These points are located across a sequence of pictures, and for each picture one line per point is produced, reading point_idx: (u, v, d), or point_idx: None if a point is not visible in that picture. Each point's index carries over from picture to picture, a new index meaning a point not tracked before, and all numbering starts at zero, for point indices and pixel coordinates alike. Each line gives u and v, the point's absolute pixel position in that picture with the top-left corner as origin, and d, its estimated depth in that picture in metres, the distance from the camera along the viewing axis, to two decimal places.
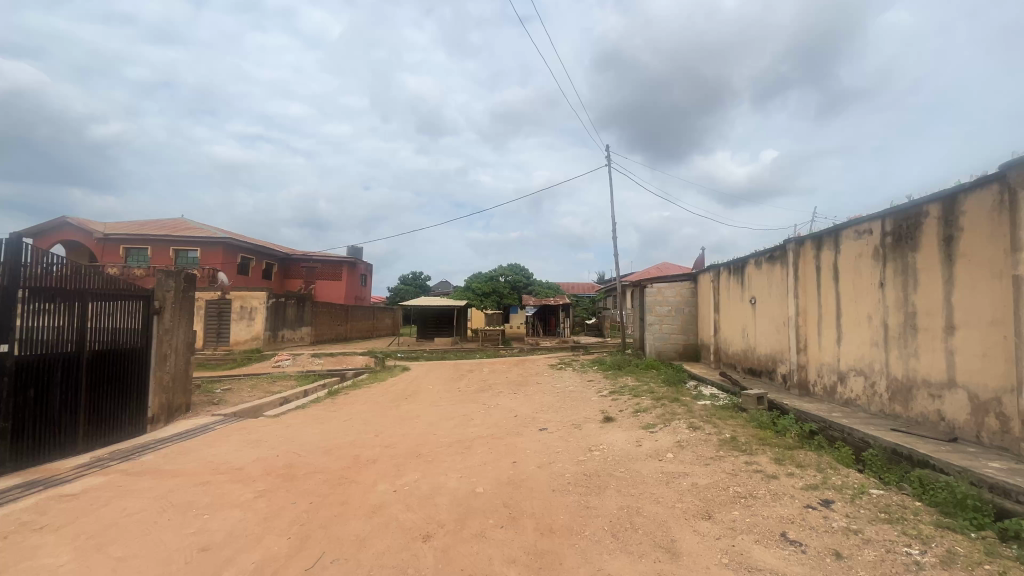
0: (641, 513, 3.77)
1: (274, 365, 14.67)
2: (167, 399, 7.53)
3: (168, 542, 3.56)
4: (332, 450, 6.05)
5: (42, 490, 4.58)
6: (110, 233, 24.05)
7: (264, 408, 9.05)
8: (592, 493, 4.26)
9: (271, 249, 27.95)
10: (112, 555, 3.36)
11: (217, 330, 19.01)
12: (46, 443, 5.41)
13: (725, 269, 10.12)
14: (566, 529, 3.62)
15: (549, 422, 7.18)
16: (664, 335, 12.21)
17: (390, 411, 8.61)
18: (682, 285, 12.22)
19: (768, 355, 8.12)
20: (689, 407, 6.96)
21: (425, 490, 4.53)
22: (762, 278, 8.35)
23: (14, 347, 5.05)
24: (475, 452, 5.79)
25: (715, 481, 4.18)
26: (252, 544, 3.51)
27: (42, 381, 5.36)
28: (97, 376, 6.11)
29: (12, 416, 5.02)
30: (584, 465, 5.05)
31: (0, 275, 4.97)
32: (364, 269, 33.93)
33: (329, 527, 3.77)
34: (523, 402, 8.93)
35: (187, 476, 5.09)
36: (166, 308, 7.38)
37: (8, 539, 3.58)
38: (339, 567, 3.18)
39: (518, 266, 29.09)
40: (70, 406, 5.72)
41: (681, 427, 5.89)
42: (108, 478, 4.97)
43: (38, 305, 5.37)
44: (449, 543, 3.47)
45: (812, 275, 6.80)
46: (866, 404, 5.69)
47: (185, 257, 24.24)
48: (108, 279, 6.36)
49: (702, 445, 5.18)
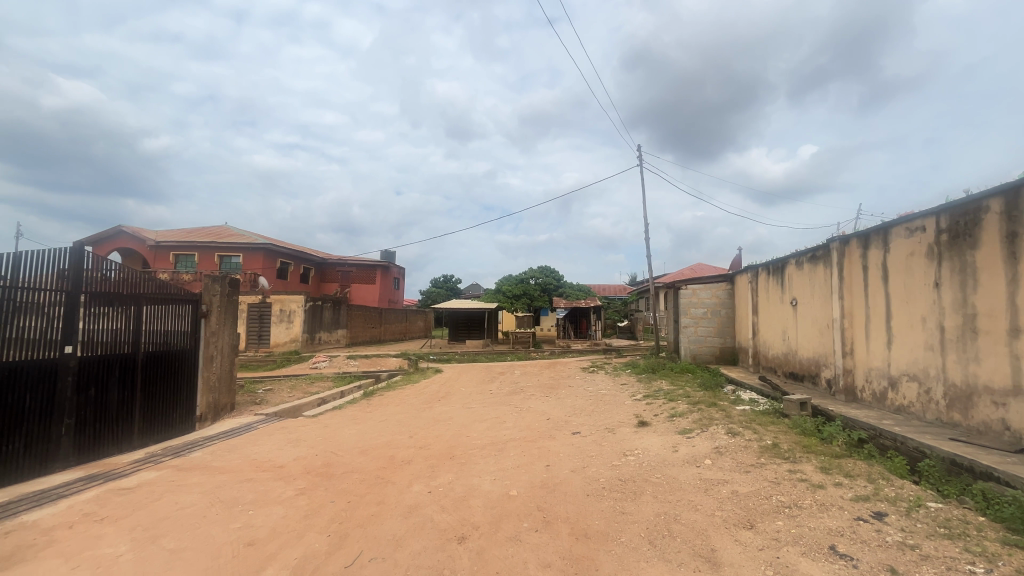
0: (679, 520, 3.68)
1: (313, 365, 15.19)
2: (214, 399, 7.88)
3: (216, 536, 3.72)
4: (368, 450, 6.19)
5: (102, 484, 4.87)
6: (160, 240, 25.30)
7: (303, 408, 9.34)
8: (628, 499, 4.19)
9: (308, 254, 28.93)
10: (166, 547, 3.53)
11: (259, 333, 19.79)
12: (105, 439, 5.74)
13: (763, 269, 9.78)
14: (602, 534, 3.58)
15: (582, 426, 7.11)
16: (700, 338, 11.91)
17: (424, 413, 8.73)
18: (718, 287, 11.87)
19: (811, 360, 7.79)
20: (727, 412, 6.75)
21: (460, 492, 4.58)
22: (804, 278, 8.03)
23: (77, 348, 5.39)
24: (508, 455, 5.80)
25: (756, 489, 4.04)
26: (294, 541, 3.62)
27: (102, 380, 5.70)
28: (150, 377, 6.45)
29: (76, 413, 5.36)
30: (619, 470, 4.98)
31: (65, 281, 5.31)
32: (397, 273, 34.68)
33: (367, 527, 3.82)
34: (555, 405, 8.90)
35: (233, 473, 5.31)
36: (213, 311, 7.73)
37: (73, 529, 3.82)
38: (376, 566, 3.24)
39: (548, 268, 28.87)
40: (126, 404, 6.06)
41: (720, 433, 5.72)
42: (161, 474, 5.24)
43: (97, 309, 5.70)
44: (484, 545, 3.48)
45: (859, 275, 6.49)
46: (920, 412, 5.38)
47: (229, 263, 25.32)
48: (160, 285, 6.71)
49: (742, 451, 5.02)
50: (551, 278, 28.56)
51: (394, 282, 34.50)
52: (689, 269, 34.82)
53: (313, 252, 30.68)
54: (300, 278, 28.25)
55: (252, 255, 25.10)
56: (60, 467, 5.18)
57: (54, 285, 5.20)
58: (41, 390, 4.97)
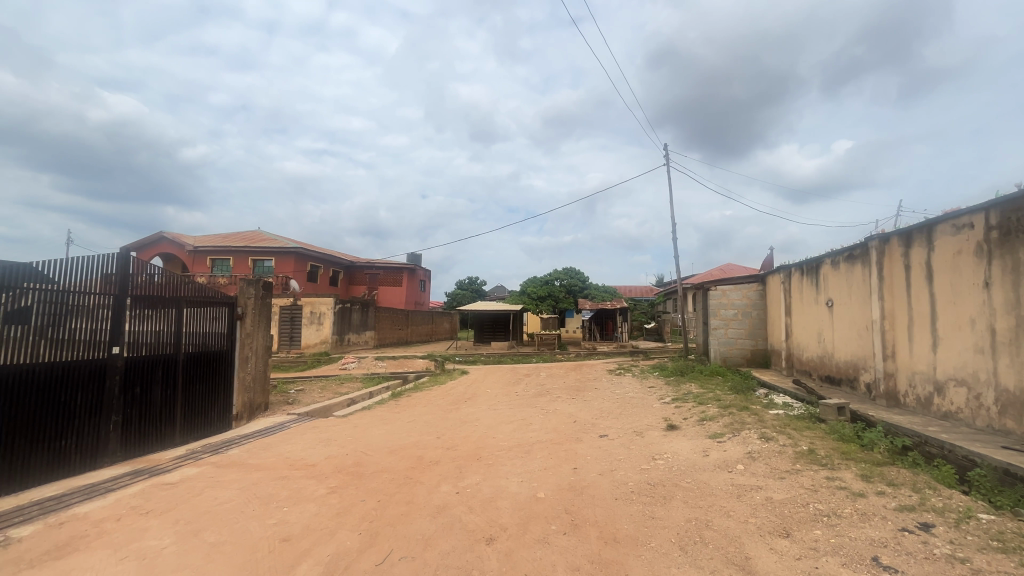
0: (710, 526, 3.61)
1: (342, 366, 15.52)
2: (249, 398, 8.14)
3: (253, 531, 3.84)
4: (397, 450, 6.29)
5: (147, 478, 5.10)
6: (198, 245, 26.30)
7: (333, 408, 9.55)
8: (657, 504, 4.12)
9: (337, 257, 29.62)
10: (206, 540, 3.67)
11: (291, 334, 20.38)
12: (148, 436, 6.01)
13: (797, 269, 9.48)
14: (631, 539, 3.53)
15: (610, 429, 7.03)
16: (730, 340, 11.63)
17: (451, 414, 8.80)
18: (749, 288, 11.56)
19: (848, 363, 7.51)
20: (760, 416, 6.57)
21: (487, 493, 4.59)
22: (840, 278, 7.76)
23: (124, 349, 5.66)
24: (535, 457, 5.79)
25: (792, 496, 3.92)
26: (327, 538, 3.70)
27: (146, 380, 5.97)
28: (190, 377, 6.73)
29: (122, 411, 5.63)
30: (648, 474, 4.90)
31: (111, 285, 5.56)
32: (423, 275, 35.10)
33: (396, 527, 3.88)
34: (581, 408, 8.83)
35: (268, 470, 5.47)
36: (248, 314, 8.00)
37: (120, 521, 4.00)
38: (406, 564, 3.28)
39: (573, 271, 28.67)
40: (169, 403, 6.34)
41: (752, 437, 5.58)
42: (201, 470, 5.44)
43: (141, 311, 5.96)
44: (512, 547, 3.48)
45: (900, 274, 6.23)
46: (969, 418, 5.11)
47: (262, 266, 26.14)
48: (198, 288, 6.97)
49: (776, 456, 4.87)
50: (576, 279, 28.35)
51: (420, 284, 34.90)
52: (717, 270, 34.31)
53: (342, 256, 31.36)
54: (329, 281, 28.92)
55: (283, 259, 25.87)
56: (108, 462, 5.45)
57: (101, 289, 5.46)
58: (90, 389, 5.25)
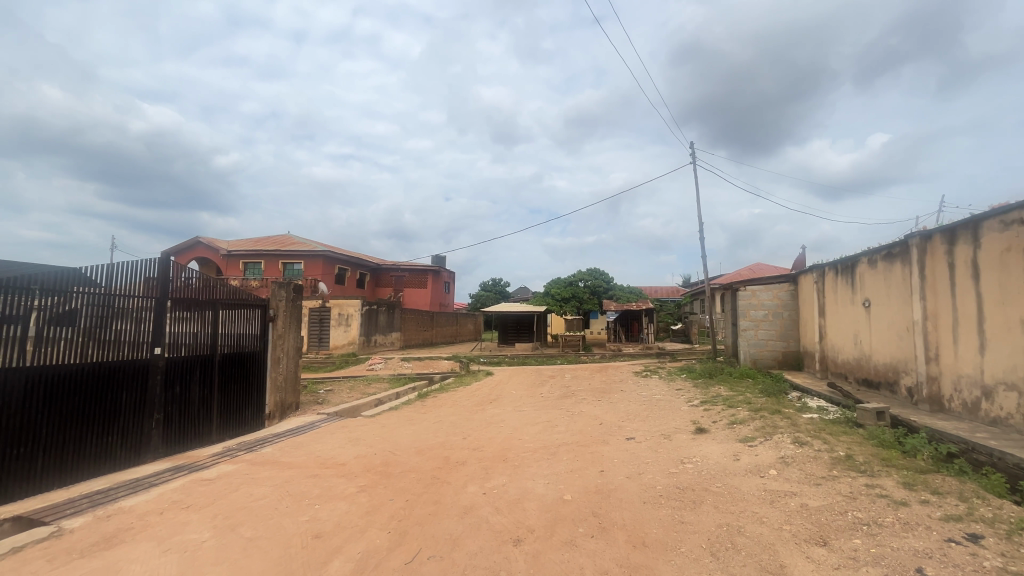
0: (742, 532, 3.52)
1: (369, 367, 15.83)
2: (281, 398, 8.37)
3: (287, 527, 3.95)
4: (424, 450, 6.37)
5: (186, 474, 5.30)
6: (232, 249, 27.19)
7: (362, 408, 9.73)
8: (686, 508, 4.05)
9: (363, 260, 30.19)
10: (243, 535, 3.80)
11: (319, 336, 20.89)
12: (188, 433, 6.26)
13: (831, 268, 9.16)
14: (660, 543, 3.48)
15: (636, 432, 6.95)
16: (760, 341, 11.34)
17: (476, 415, 8.86)
18: (781, 288, 11.23)
19: (888, 366, 7.21)
20: (793, 420, 6.38)
21: (514, 494, 4.61)
22: (878, 277, 7.47)
23: (164, 350, 5.90)
24: (561, 459, 5.77)
25: (828, 504, 3.79)
26: (357, 535, 3.78)
27: (185, 379, 6.22)
28: (225, 376, 6.97)
29: (163, 408, 5.88)
30: (676, 478, 4.82)
31: (153, 289, 5.79)
32: (448, 277, 35.45)
33: (425, 526, 3.93)
34: (607, 409, 8.76)
35: (299, 468, 5.62)
36: (279, 316, 8.22)
37: (163, 515, 4.17)
38: (435, 564, 3.31)
39: (598, 271, 28.39)
40: (206, 401, 6.59)
41: (785, 442, 5.42)
42: (236, 467, 5.63)
43: (179, 313, 6.20)
44: (540, 549, 3.48)
45: (944, 273, 5.96)
46: (1020, 425, 4.84)
47: (292, 270, 26.86)
48: (233, 291, 7.21)
49: (811, 462, 4.72)
50: (600, 280, 28.13)
51: (445, 285, 35.21)
52: (747, 269, 33.43)
53: (368, 258, 31.89)
54: (357, 283, 29.48)
55: (312, 262, 26.51)
56: (151, 458, 5.69)
57: (143, 292, 5.69)
58: (134, 387, 5.50)
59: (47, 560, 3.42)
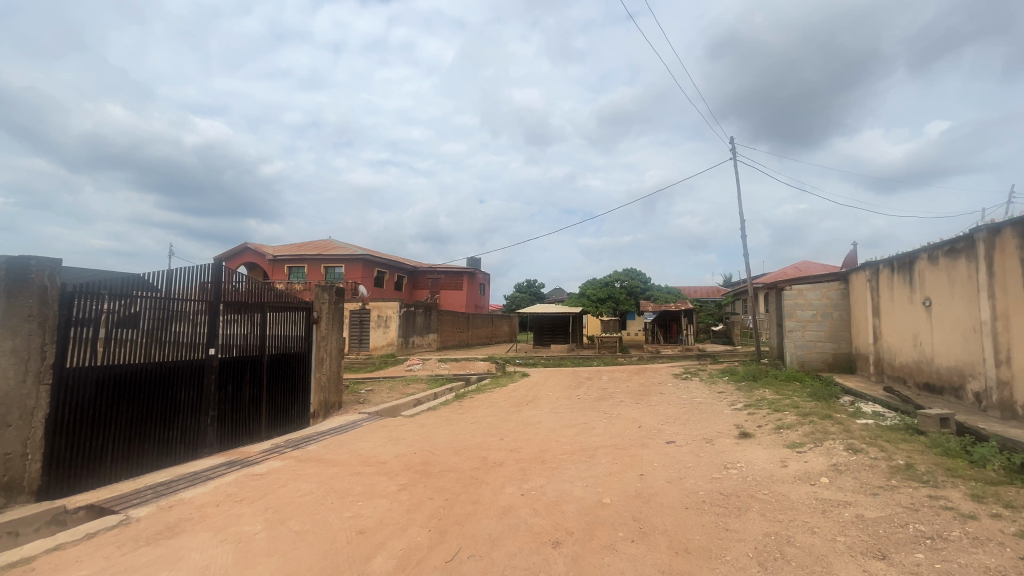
0: (792, 542, 3.38)
1: (407, 368, 16.19)
2: (325, 398, 8.68)
3: (332, 523, 4.08)
4: (462, 450, 6.45)
5: (239, 469, 5.57)
6: (277, 254, 28.41)
7: (401, 408, 9.94)
8: (731, 515, 3.92)
9: (400, 263, 30.88)
10: (292, 528, 3.96)
11: (360, 337, 21.52)
12: (239, 430, 6.59)
13: (886, 265, 8.66)
14: (704, 550, 3.38)
15: (677, 435, 6.79)
16: (808, 343, 10.84)
17: (513, 416, 8.91)
18: (830, 287, 10.70)
19: (952, 370, 6.75)
20: (846, 426, 6.05)
21: (553, 496, 4.60)
22: (939, 274, 7.01)
23: (217, 351, 6.24)
24: (599, 461, 5.71)
25: (887, 516, 3.58)
26: (399, 532, 3.87)
27: (237, 378, 6.56)
28: (273, 376, 7.30)
29: (218, 406, 6.21)
30: (720, 483, 4.67)
31: (207, 294, 6.14)
32: (483, 279, 35.77)
33: (464, 525, 3.98)
34: (646, 412, 8.60)
35: (343, 465, 5.80)
36: (323, 318, 8.53)
37: (218, 507, 4.40)
38: (474, 564, 3.34)
39: (634, 271, 28.06)
40: (256, 400, 6.91)
41: (837, 448, 5.16)
42: (285, 463, 5.87)
43: (230, 316, 6.52)
44: (580, 552, 3.46)
45: (1014, 269, 5.54)
46: None
47: (333, 273, 27.78)
48: (281, 294, 7.53)
49: (867, 471, 4.47)
50: (636, 280, 27.75)
51: (480, 287, 35.52)
52: (793, 268, 32.04)
53: (404, 261, 32.56)
54: (394, 285, 30.16)
55: (352, 266, 27.33)
56: (207, 452, 6.03)
57: (198, 296, 6.02)
58: (192, 386, 5.84)
59: (117, 546, 3.67)
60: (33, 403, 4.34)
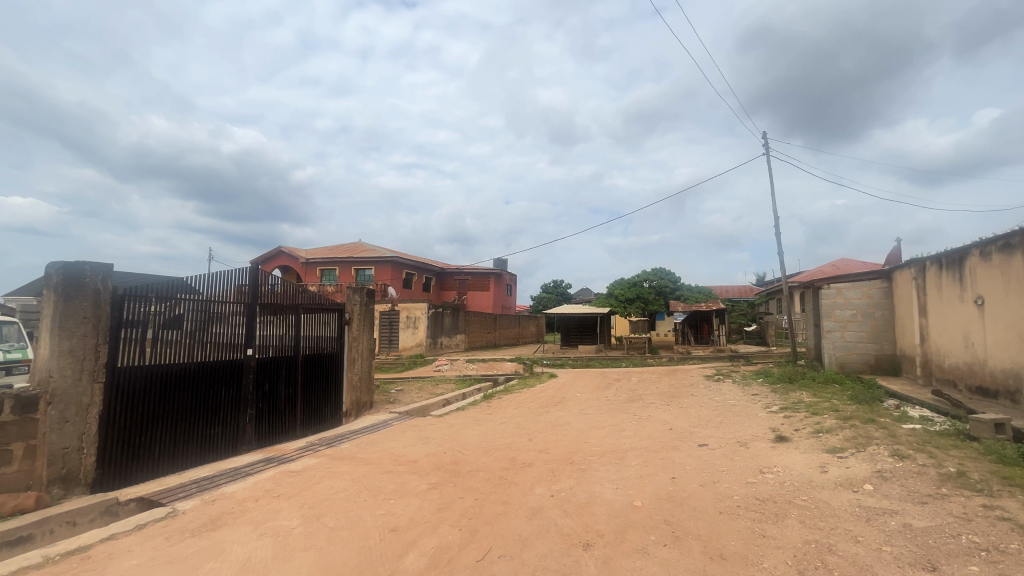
0: (834, 551, 3.26)
1: (436, 369, 16.39)
2: (356, 397, 8.86)
3: (365, 520, 4.16)
4: (491, 451, 6.48)
5: (276, 466, 5.76)
6: (310, 257, 29.25)
7: (431, 408, 10.06)
8: (768, 521, 3.80)
9: (428, 265, 31.29)
10: (327, 525, 4.06)
11: (389, 337, 21.91)
12: (276, 427, 6.81)
13: (933, 262, 8.25)
14: (740, 557, 3.30)
15: (709, 438, 6.64)
16: (848, 344, 10.41)
17: (541, 417, 8.89)
18: (871, 285, 10.26)
19: (1008, 372, 6.37)
20: (891, 431, 5.78)
21: (583, 498, 4.57)
22: (992, 271, 6.63)
23: (255, 351, 6.47)
24: (629, 463, 5.64)
25: (937, 525, 3.40)
26: (431, 531, 3.92)
27: (273, 377, 6.79)
28: (307, 375, 7.51)
29: (256, 404, 6.44)
30: (755, 488, 4.54)
31: (245, 296, 6.37)
32: (510, 280, 35.88)
33: (494, 525, 4.00)
34: (677, 414, 8.45)
35: (375, 464, 5.92)
36: (354, 319, 8.73)
37: (258, 502, 4.56)
38: (506, 564, 3.35)
39: (662, 271, 27.68)
40: (291, 398, 7.13)
41: (882, 454, 4.94)
42: (319, 461, 6.04)
43: (266, 318, 6.75)
44: (610, 554, 3.42)
45: None
46: None
47: (363, 275, 28.36)
48: (313, 296, 7.74)
49: (914, 478, 4.26)
50: (665, 280, 27.28)
51: (507, 288, 35.63)
52: (831, 266, 30.86)
53: (432, 263, 32.97)
54: (422, 287, 30.54)
55: (382, 268, 27.88)
56: (246, 449, 6.26)
57: (236, 298, 6.24)
58: (231, 385, 6.07)
59: (164, 537, 3.85)
60: (89, 400, 4.61)
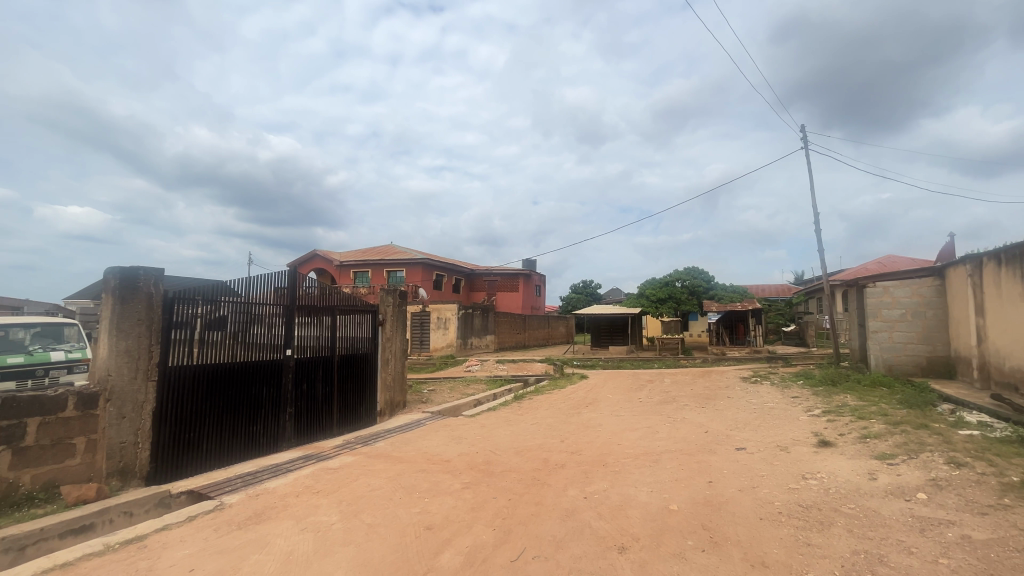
0: (884, 562, 3.11)
1: (467, 369, 16.52)
2: (390, 397, 9.03)
3: (401, 517, 4.24)
4: (523, 451, 6.47)
5: (315, 463, 5.93)
6: (344, 259, 30.01)
7: (462, 408, 10.15)
8: (813, 529, 3.66)
9: (458, 266, 31.60)
10: (365, 521, 4.16)
11: (420, 338, 22.21)
12: (314, 426, 7.03)
13: (991, 258, 7.77)
14: (783, 565, 3.19)
15: (747, 441, 6.45)
16: (897, 345, 9.92)
17: (573, 418, 8.83)
18: (922, 284, 9.74)
19: None
20: (946, 437, 5.47)
21: (617, 500, 4.51)
22: None
23: (294, 351, 6.70)
24: (664, 466, 5.54)
25: (998, 538, 3.20)
26: (465, 530, 3.95)
27: (311, 376, 7.01)
28: (343, 376, 7.72)
29: (295, 403, 6.66)
30: (798, 494, 4.38)
31: (283, 299, 6.60)
32: (539, 281, 35.86)
33: (528, 526, 4.00)
34: (713, 417, 8.23)
35: (409, 462, 6.02)
36: (387, 320, 8.90)
37: (299, 498, 4.71)
38: (541, 565, 3.35)
39: (694, 270, 27.06)
40: (328, 398, 7.33)
41: (936, 462, 4.68)
42: (355, 458, 6.18)
43: (304, 319, 6.97)
44: (647, 558, 3.38)
45: None
46: None
47: (395, 277, 28.90)
48: (348, 298, 7.95)
49: (973, 487, 4.02)
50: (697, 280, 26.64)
51: (536, 289, 35.60)
52: (876, 263, 29.39)
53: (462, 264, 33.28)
54: (452, 288, 30.88)
55: (412, 269, 28.34)
56: (286, 445, 6.48)
57: (275, 300, 6.48)
58: (272, 384, 6.31)
59: (213, 529, 4.02)
60: (143, 398, 4.87)
